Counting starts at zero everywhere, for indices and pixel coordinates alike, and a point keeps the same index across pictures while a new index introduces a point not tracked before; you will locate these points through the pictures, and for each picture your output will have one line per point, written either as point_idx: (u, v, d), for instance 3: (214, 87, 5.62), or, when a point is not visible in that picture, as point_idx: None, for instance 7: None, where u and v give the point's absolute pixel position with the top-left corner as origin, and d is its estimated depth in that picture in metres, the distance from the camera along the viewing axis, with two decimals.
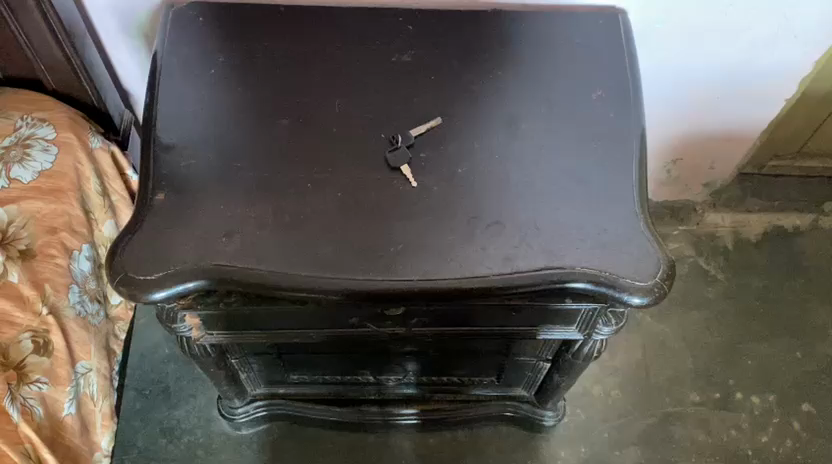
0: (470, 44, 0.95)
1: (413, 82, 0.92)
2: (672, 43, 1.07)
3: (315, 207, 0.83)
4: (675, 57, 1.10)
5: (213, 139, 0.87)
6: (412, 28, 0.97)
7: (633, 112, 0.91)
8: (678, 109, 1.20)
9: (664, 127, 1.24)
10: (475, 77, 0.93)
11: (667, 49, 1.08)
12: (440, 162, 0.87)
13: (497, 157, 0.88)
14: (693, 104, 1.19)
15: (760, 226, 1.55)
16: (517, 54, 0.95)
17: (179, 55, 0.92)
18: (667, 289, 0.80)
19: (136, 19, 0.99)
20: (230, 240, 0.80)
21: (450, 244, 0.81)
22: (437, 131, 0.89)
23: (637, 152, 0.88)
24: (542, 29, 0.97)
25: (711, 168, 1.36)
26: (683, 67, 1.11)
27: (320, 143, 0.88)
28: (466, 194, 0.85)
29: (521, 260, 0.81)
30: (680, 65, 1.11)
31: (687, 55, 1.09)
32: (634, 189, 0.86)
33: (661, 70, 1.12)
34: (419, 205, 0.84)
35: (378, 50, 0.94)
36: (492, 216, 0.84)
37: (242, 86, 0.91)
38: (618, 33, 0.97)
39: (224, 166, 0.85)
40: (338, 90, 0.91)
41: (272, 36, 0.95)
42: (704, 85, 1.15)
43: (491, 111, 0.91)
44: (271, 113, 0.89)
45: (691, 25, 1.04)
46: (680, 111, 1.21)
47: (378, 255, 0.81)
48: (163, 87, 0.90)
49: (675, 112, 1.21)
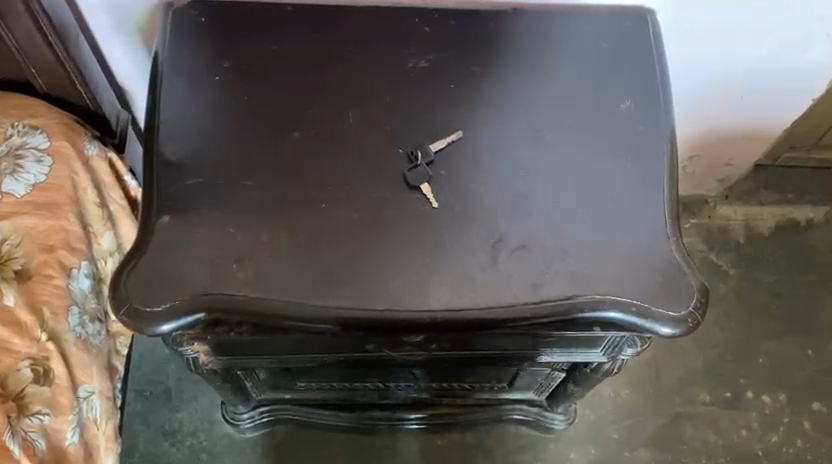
0: (492, 48, 0.89)
1: (431, 91, 0.86)
2: (699, 42, 1.01)
3: (330, 229, 0.79)
4: (701, 56, 1.04)
5: (220, 156, 0.82)
6: (429, 29, 0.90)
7: (663, 125, 0.86)
8: (700, 107, 1.15)
9: (683, 126, 1.19)
10: (498, 85, 0.87)
11: (690, 50, 1.03)
12: (461, 180, 0.82)
13: (521, 174, 0.83)
14: (715, 103, 1.14)
15: (771, 219, 1.50)
16: (540, 59, 0.89)
17: (181, 61, 0.86)
18: (700, 319, 0.77)
19: (131, 17, 0.93)
20: (241, 267, 0.76)
21: (473, 271, 0.77)
22: (458, 145, 0.84)
23: (667, 169, 0.84)
24: (568, 31, 0.91)
25: (729, 164, 1.31)
26: (707, 66, 1.06)
27: (334, 158, 0.83)
28: (489, 216, 0.80)
29: (549, 288, 0.77)
30: (705, 63, 1.05)
31: (711, 56, 1.04)
32: (666, 209, 0.82)
33: (684, 69, 1.07)
34: (440, 228, 0.79)
35: (393, 54, 0.88)
36: (517, 239, 0.79)
37: (250, 95, 0.85)
38: (646, 36, 0.91)
39: (232, 185, 0.80)
40: (351, 100, 0.86)
41: (279, 39, 0.89)
42: (728, 83, 1.10)
43: (514, 123, 0.85)
44: (281, 125, 0.84)
45: (722, 22, 0.98)
46: (701, 108, 1.15)
47: (399, 283, 0.76)
48: (164, 97, 0.84)
49: (695, 110, 1.16)
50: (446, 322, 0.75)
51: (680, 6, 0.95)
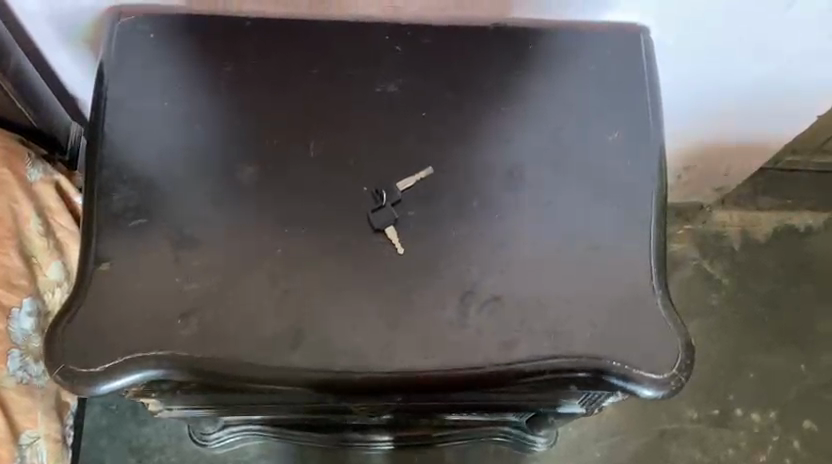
0: (468, 71, 0.81)
1: (401, 120, 0.79)
2: (696, 57, 0.93)
3: (287, 278, 0.72)
4: (698, 70, 0.96)
5: (167, 194, 0.75)
6: (400, 49, 0.82)
7: (652, 161, 0.79)
8: (695, 121, 1.07)
9: (678, 138, 1.12)
10: (475, 114, 0.80)
11: (688, 64, 0.95)
12: (430, 224, 0.75)
13: (497, 217, 0.76)
14: (711, 116, 1.06)
15: (769, 225, 1.43)
16: (521, 84, 0.81)
17: (127, 83, 0.79)
18: (684, 382, 0.71)
19: (77, 25, 0.84)
20: (187, 323, 0.70)
21: (441, 327, 0.71)
22: (428, 183, 0.77)
23: (655, 212, 0.77)
24: (553, 52, 0.83)
25: (726, 175, 1.24)
26: (703, 82, 0.98)
27: (293, 196, 0.76)
28: (459, 265, 0.74)
29: (523, 348, 0.71)
30: (703, 78, 0.97)
31: (712, 69, 0.96)
32: (653, 257, 0.75)
33: (681, 83, 0.98)
34: (406, 278, 0.73)
35: (360, 76, 0.81)
36: (490, 290, 0.73)
37: (203, 123, 0.78)
38: (639, 59, 0.83)
39: (179, 228, 0.73)
40: (314, 129, 0.79)
41: (235, 58, 0.80)
42: (728, 95, 1.02)
43: (492, 158, 0.78)
44: (236, 158, 0.77)
45: (722, 37, 0.90)
46: (698, 121, 1.07)
47: (361, 342, 0.70)
48: (108, 126, 0.77)
49: (691, 122, 1.08)
50: (410, 384, 0.70)
51: (678, 21, 0.86)
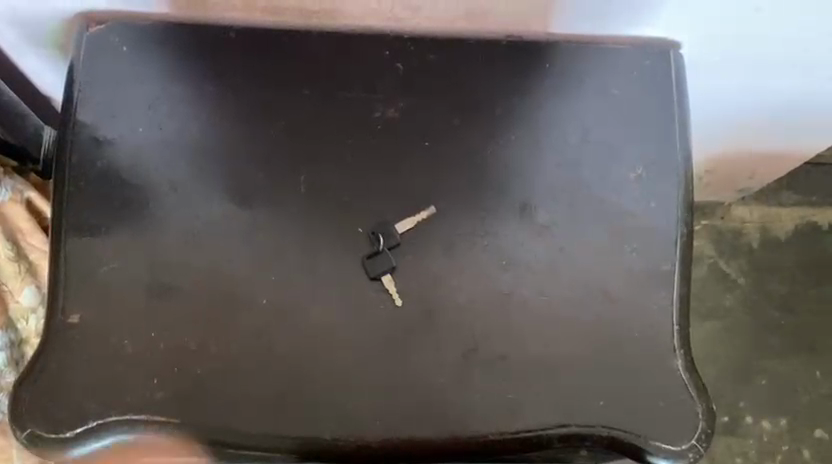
0: (476, 95, 0.73)
1: (400, 151, 0.71)
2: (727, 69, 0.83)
3: (273, 333, 0.66)
4: (730, 81, 0.86)
5: (143, 235, 0.68)
6: (401, 66, 0.73)
7: (677, 202, 0.72)
8: (723, 129, 0.98)
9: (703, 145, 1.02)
10: (484, 145, 0.72)
11: (722, 76, 0.85)
12: (431, 272, 0.68)
13: (504, 264, 0.69)
14: (740, 126, 0.97)
15: (790, 221, 1.35)
16: (536, 110, 0.73)
17: (98, 105, 0.71)
18: (703, 454, 0.66)
19: (42, 30, 0.75)
20: (163, 385, 0.64)
21: (440, 390, 0.65)
22: (429, 225, 0.70)
23: (677, 260, 0.70)
24: (573, 73, 0.74)
25: (750, 178, 1.14)
26: (734, 93, 0.89)
27: (280, 238, 0.69)
28: (462, 321, 0.67)
29: (528, 415, 0.65)
30: (735, 89, 0.88)
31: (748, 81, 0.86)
32: (674, 314, 0.69)
33: (709, 95, 0.89)
34: (403, 334, 0.67)
35: (356, 98, 0.72)
36: (495, 349, 0.66)
37: (182, 153, 0.70)
38: (667, 81, 0.75)
39: (156, 274, 0.67)
40: (305, 160, 0.71)
41: (217, 76, 0.72)
42: (762, 105, 0.92)
43: (499, 195, 0.71)
44: (218, 194, 0.70)
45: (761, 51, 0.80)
46: (727, 131, 0.98)
47: (353, 406, 0.65)
48: (76, 155, 0.70)
49: (719, 132, 0.98)
50: (406, 453, 0.65)
51: (713, 36, 0.77)
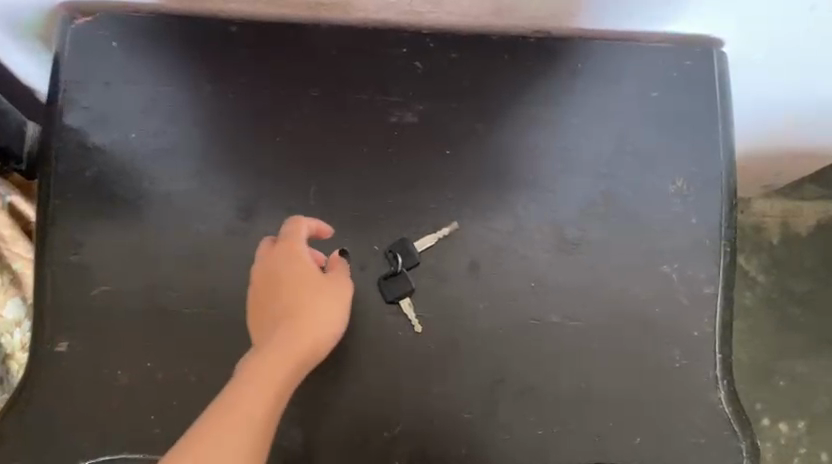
0: (502, 96, 0.66)
1: (419, 160, 0.65)
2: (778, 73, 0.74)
3: None
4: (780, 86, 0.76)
5: (137, 253, 0.63)
6: (420, 65, 0.67)
7: (721, 217, 0.65)
8: (765, 129, 0.88)
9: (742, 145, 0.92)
10: (510, 153, 0.66)
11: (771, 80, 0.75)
12: (453, 296, 0.63)
13: (532, 286, 0.63)
14: (785, 126, 0.87)
15: (813, 216, 1.19)
16: (567, 114, 0.66)
17: (86, 108, 0.65)
18: None
19: (22, 22, 0.68)
20: (161, 420, 0.59)
21: (464, 425, 0.60)
22: (450, 242, 0.64)
23: (720, 282, 0.64)
24: (609, 72, 0.67)
25: (778, 174, 1.05)
26: (785, 96, 0.79)
27: None
28: (486, 350, 0.62)
29: (559, 453, 0.60)
30: (786, 92, 0.78)
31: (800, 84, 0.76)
32: (717, 340, 0.63)
33: (756, 98, 0.79)
34: (423, 364, 0.61)
35: (370, 101, 0.66)
36: (523, 381, 0.61)
37: (179, 162, 0.64)
38: (711, 80, 0.68)
39: (152, 298, 0.62)
40: (314, 170, 0.65)
41: (216, 77, 0.65)
42: (812, 108, 0.82)
43: (525, 210, 0.65)
44: (220, 208, 0.64)
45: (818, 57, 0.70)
46: (768, 131, 0.88)
47: (370, 443, 0.60)
48: (62, 165, 0.64)
49: (760, 132, 0.88)
50: None
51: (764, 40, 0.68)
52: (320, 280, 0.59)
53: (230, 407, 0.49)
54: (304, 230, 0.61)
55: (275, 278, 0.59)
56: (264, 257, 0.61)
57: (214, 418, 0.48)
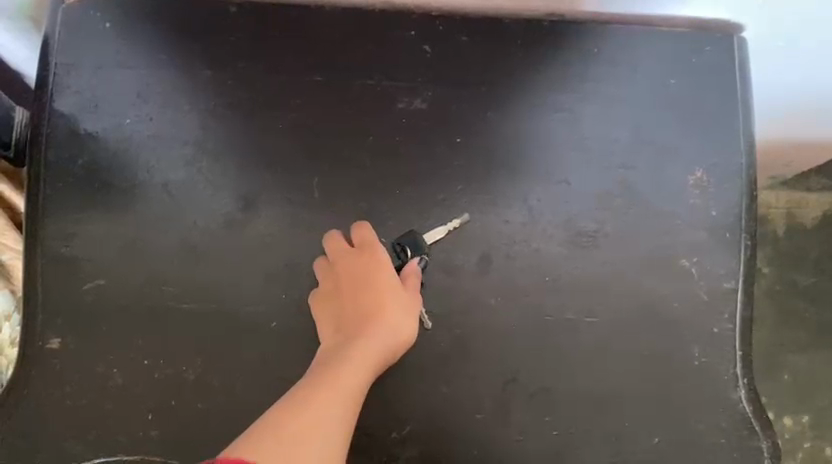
0: (514, 82, 0.63)
1: (428, 148, 0.62)
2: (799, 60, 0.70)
3: (284, 361, 0.58)
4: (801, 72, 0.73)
5: (133, 246, 0.60)
6: (428, 49, 0.64)
7: (742, 208, 0.63)
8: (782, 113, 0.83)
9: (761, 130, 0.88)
10: (524, 142, 0.63)
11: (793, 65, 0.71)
12: (464, 291, 0.60)
13: (547, 281, 0.61)
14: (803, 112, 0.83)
15: (819, 208, 1.13)
16: (582, 101, 0.64)
17: (78, 93, 0.62)
18: None
19: (11, 3, 0.65)
20: (159, 421, 0.57)
21: (475, 425, 0.58)
22: (460, 234, 0.61)
23: (740, 277, 0.62)
24: (626, 58, 0.64)
25: (785, 166, 1.02)
26: (807, 82, 0.75)
27: (294, 250, 0.60)
28: (499, 347, 0.59)
29: (575, 455, 0.58)
30: (806, 79, 0.74)
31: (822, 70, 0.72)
32: (737, 336, 0.61)
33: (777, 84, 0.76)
34: (433, 361, 0.59)
35: (377, 87, 0.63)
36: (537, 379, 0.59)
37: (177, 149, 0.61)
38: (731, 66, 0.65)
39: (149, 292, 0.59)
40: (319, 158, 0.62)
41: (215, 60, 0.62)
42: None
43: (539, 201, 0.62)
44: (218, 198, 0.61)
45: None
46: (787, 116, 0.84)
47: (378, 445, 0.57)
48: (52, 153, 0.61)
49: (779, 117, 0.84)
50: None
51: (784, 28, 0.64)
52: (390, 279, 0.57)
53: (328, 388, 0.50)
54: (375, 236, 0.59)
55: (355, 280, 0.57)
56: (336, 257, 0.58)
57: (315, 394, 0.49)
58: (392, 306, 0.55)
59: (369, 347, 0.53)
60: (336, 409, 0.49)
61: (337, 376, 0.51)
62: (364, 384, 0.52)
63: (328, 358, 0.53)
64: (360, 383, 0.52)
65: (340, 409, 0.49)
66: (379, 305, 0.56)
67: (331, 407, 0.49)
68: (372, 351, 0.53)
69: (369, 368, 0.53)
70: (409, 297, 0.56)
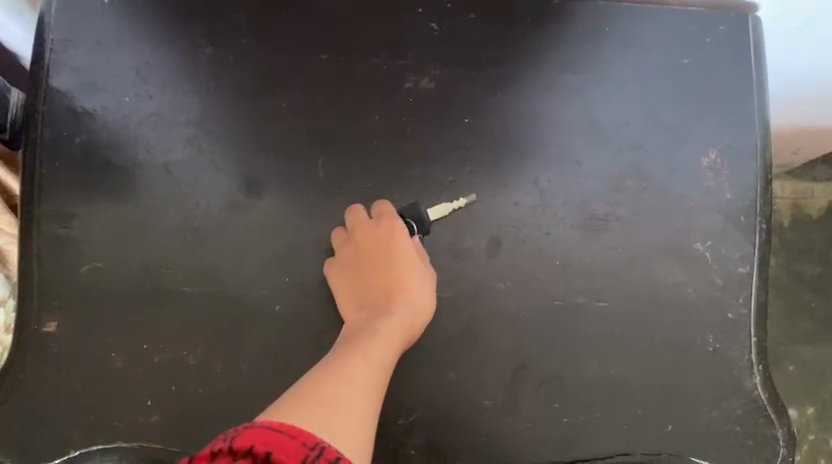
0: (524, 61, 0.62)
1: (436, 127, 0.61)
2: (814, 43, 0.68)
3: (287, 346, 0.56)
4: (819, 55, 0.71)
5: (132, 227, 0.58)
6: (436, 27, 0.62)
7: (757, 192, 0.61)
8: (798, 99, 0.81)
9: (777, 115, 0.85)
10: (534, 123, 0.61)
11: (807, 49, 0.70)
12: (472, 275, 0.59)
13: (558, 265, 0.59)
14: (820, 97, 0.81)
15: (825, 199, 1.10)
16: (595, 81, 0.62)
17: (75, 70, 0.60)
18: None
19: None
20: (158, 406, 0.55)
21: (484, 412, 0.56)
22: (468, 217, 0.60)
23: (755, 261, 0.60)
24: (639, 37, 0.63)
25: (794, 153, 0.99)
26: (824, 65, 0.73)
27: (298, 233, 0.59)
28: (508, 333, 0.58)
29: (586, 443, 0.56)
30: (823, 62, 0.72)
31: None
32: (751, 322, 0.59)
33: (793, 69, 0.74)
34: (441, 347, 0.57)
35: (384, 65, 0.61)
36: (547, 366, 0.57)
37: (176, 128, 0.60)
38: (746, 46, 0.63)
39: (148, 275, 0.57)
40: (323, 139, 0.60)
41: (216, 37, 0.61)
42: None
43: (550, 183, 0.61)
44: (218, 179, 0.59)
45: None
46: (802, 100, 0.81)
47: (385, 432, 0.56)
48: (48, 131, 0.59)
49: (796, 103, 0.82)
50: None
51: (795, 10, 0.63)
52: (410, 257, 0.57)
53: (361, 360, 0.50)
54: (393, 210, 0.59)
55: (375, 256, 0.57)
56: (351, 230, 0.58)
57: (351, 365, 0.49)
58: (414, 284, 0.56)
59: (395, 324, 0.54)
60: (370, 380, 0.49)
61: (367, 350, 0.51)
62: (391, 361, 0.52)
63: (354, 332, 0.54)
64: (389, 356, 0.52)
65: (374, 383, 0.49)
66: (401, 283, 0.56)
67: (366, 378, 0.49)
68: (398, 327, 0.54)
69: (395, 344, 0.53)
70: (429, 275, 0.57)
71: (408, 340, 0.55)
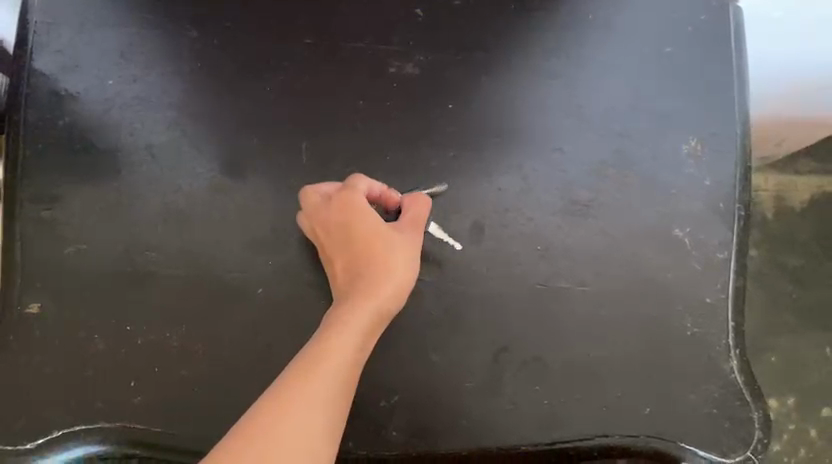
0: (507, 48, 0.63)
1: (419, 111, 0.61)
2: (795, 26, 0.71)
3: (269, 327, 0.57)
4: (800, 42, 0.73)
5: (115, 208, 0.58)
6: (420, 16, 0.63)
7: (737, 179, 0.62)
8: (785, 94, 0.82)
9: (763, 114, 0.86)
10: (518, 109, 0.62)
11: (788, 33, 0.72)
12: (453, 259, 0.59)
13: (539, 251, 0.60)
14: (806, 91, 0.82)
15: (807, 192, 1.11)
16: (579, 69, 0.63)
17: (60, 54, 0.61)
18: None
19: None
20: (140, 388, 0.55)
21: (464, 394, 0.57)
22: (450, 201, 0.60)
23: (734, 247, 0.61)
24: (622, 27, 0.64)
25: (777, 146, 1.00)
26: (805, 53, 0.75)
27: (281, 216, 0.59)
28: (489, 315, 0.58)
29: (564, 424, 0.56)
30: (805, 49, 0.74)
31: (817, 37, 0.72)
32: (730, 306, 0.60)
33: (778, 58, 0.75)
34: (422, 329, 0.58)
35: (368, 51, 0.62)
36: (527, 348, 0.58)
37: (160, 111, 0.60)
38: (726, 36, 0.65)
39: (130, 256, 0.57)
40: (306, 122, 0.60)
41: (202, 24, 0.62)
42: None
43: (535, 171, 0.61)
44: (201, 161, 0.59)
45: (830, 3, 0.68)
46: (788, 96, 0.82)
47: (366, 413, 0.56)
48: (31, 113, 0.59)
49: (782, 100, 0.83)
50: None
51: None
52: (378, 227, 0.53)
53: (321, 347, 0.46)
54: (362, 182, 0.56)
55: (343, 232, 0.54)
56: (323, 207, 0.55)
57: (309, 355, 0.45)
58: (385, 255, 0.52)
59: (363, 302, 0.50)
60: (329, 368, 0.45)
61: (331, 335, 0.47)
62: (362, 340, 0.48)
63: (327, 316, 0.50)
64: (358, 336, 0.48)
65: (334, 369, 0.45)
66: (370, 255, 0.52)
67: (324, 366, 0.45)
68: (367, 306, 0.50)
69: (366, 321, 0.49)
70: (402, 244, 0.53)
71: (382, 316, 0.50)
